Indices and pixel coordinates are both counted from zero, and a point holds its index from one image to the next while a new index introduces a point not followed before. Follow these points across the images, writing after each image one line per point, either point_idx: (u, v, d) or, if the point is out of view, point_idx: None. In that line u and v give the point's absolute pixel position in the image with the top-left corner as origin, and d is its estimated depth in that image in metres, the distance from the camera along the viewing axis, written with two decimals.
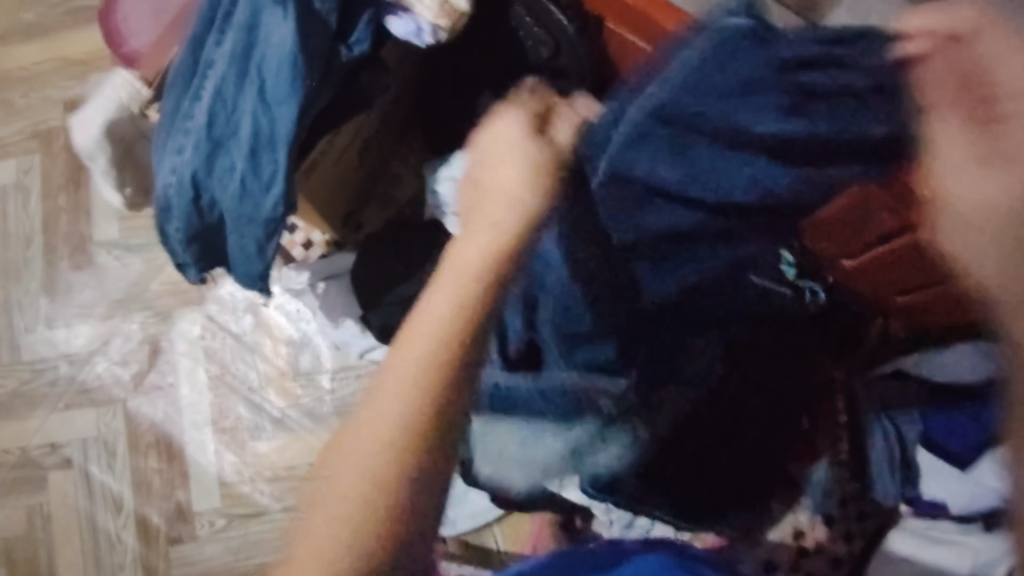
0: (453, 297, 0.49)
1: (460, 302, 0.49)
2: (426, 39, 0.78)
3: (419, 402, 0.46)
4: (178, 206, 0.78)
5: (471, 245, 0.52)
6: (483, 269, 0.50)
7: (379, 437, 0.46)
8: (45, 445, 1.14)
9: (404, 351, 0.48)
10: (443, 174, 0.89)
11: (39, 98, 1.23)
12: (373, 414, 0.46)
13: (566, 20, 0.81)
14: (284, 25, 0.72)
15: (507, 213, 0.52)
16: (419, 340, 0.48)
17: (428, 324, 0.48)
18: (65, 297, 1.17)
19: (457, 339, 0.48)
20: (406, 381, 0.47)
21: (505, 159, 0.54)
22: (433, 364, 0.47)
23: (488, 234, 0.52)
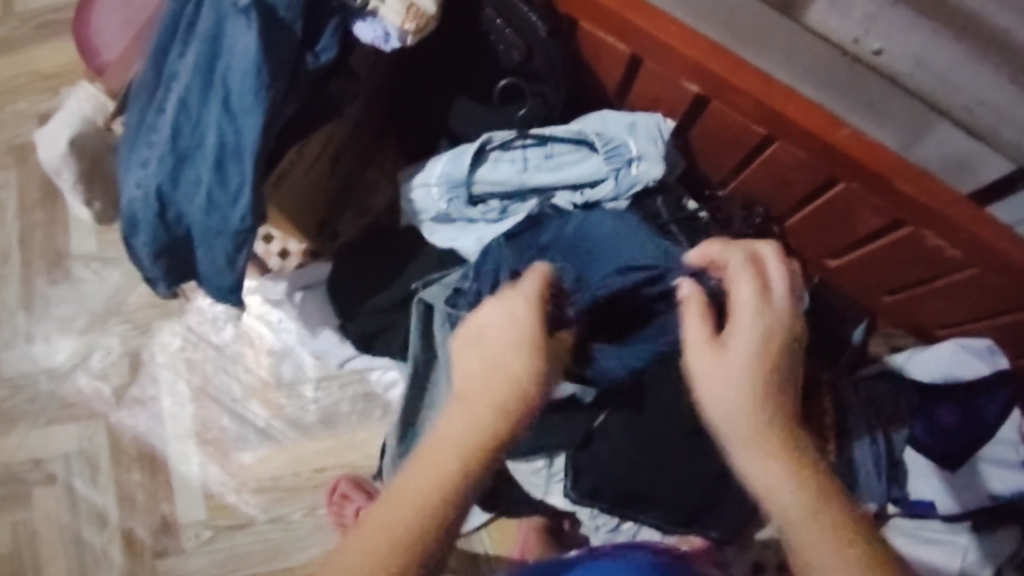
0: (489, 409, 0.57)
1: (454, 471, 0.54)
2: (393, 42, 0.76)
3: (442, 497, 0.54)
4: (143, 219, 0.76)
5: (502, 366, 0.59)
6: (474, 439, 0.56)
7: (408, 527, 0.53)
8: (27, 461, 1.12)
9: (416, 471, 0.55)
10: (416, 180, 0.86)
11: (11, 110, 1.21)
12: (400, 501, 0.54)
13: (537, 20, 0.78)
14: (248, 33, 0.70)
15: (508, 389, 0.58)
16: (449, 449, 0.55)
17: (417, 484, 0.54)
18: (42, 311, 1.16)
19: (442, 500, 0.54)
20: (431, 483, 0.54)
21: (507, 323, 0.61)
22: (414, 517, 0.53)
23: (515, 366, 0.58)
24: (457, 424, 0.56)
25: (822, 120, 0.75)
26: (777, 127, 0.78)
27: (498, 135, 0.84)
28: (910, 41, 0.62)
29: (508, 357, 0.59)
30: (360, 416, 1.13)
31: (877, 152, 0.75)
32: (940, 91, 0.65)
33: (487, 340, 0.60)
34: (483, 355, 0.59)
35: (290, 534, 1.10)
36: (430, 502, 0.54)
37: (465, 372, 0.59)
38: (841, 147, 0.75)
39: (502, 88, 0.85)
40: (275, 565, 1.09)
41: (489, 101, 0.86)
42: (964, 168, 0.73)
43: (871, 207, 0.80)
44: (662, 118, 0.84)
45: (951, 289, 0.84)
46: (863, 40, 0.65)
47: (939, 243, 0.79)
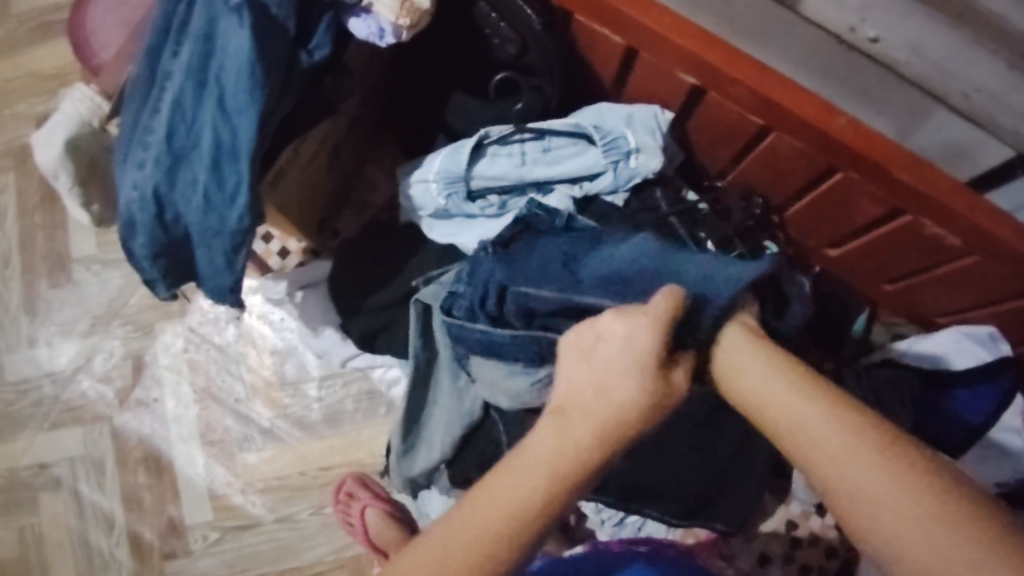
0: (592, 429, 0.53)
1: (550, 483, 0.51)
2: (389, 38, 0.75)
3: (530, 514, 0.51)
4: (141, 221, 0.76)
5: (619, 390, 0.55)
6: (573, 456, 0.52)
7: (486, 536, 0.50)
8: (33, 465, 1.13)
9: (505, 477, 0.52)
10: (415, 177, 0.86)
11: (9, 114, 1.21)
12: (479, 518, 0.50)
13: (533, 13, 0.78)
14: (241, 32, 0.70)
15: (612, 412, 0.54)
16: (537, 469, 0.52)
17: (505, 489, 0.51)
18: (45, 315, 1.16)
19: (530, 513, 0.51)
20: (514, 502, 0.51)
21: (616, 338, 0.58)
22: (504, 523, 0.50)
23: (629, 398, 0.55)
24: (558, 439, 0.53)
25: (819, 109, 0.75)
26: (776, 117, 0.77)
27: (495, 129, 0.83)
28: (905, 30, 0.62)
29: (619, 382, 0.55)
30: (364, 414, 1.13)
31: (875, 141, 0.75)
32: (936, 78, 0.64)
33: (599, 359, 0.57)
34: (597, 368, 0.57)
35: (297, 533, 1.10)
36: (510, 525, 0.50)
37: (581, 381, 0.57)
38: (839, 135, 0.75)
39: (498, 84, 0.84)
40: (283, 564, 1.09)
41: (485, 96, 0.86)
42: (962, 154, 0.72)
43: (871, 195, 0.80)
44: (659, 110, 0.84)
45: (953, 276, 0.84)
46: (860, 28, 0.64)
47: (939, 231, 0.79)
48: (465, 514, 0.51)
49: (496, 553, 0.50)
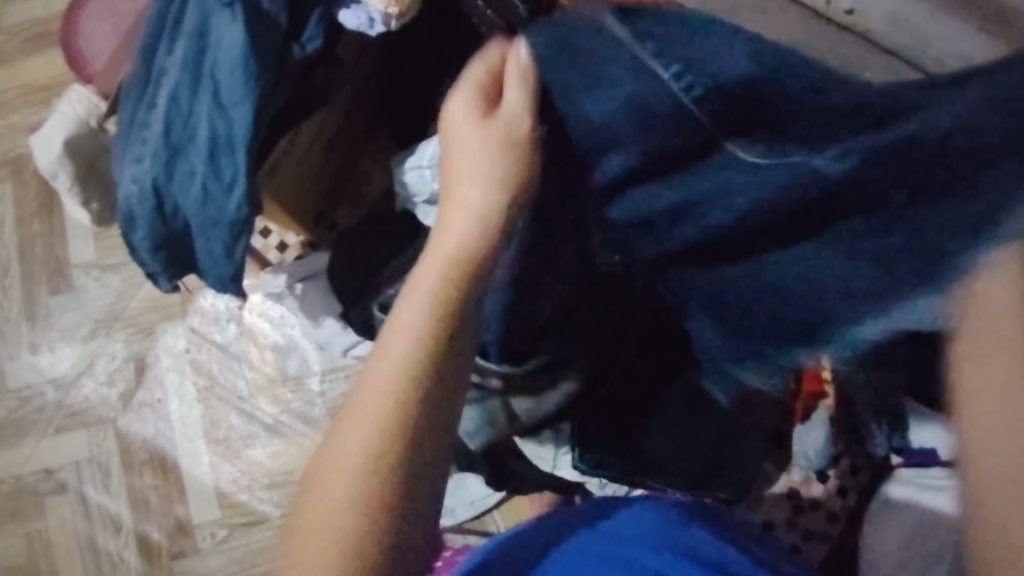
0: (448, 262, 0.55)
1: (426, 331, 0.52)
2: (378, 28, 0.74)
3: (414, 370, 0.51)
4: (141, 214, 0.77)
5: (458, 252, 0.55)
6: (434, 297, 0.53)
7: (377, 423, 0.49)
8: (39, 471, 1.13)
9: (391, 345, 0.52)
10: (409, 164, 0.86)
11: (5, 126, 1.22)
12: (362, 411, 0.50)
13: None
14: (233, 26, 0.71)
15: (476, 222, 0.56)
16: (397, 354, 0.52)
17: (398, 347, 0.52)
18: (46, 322, 1.17)
19: (421, 366, 0.51)
20: (376, 423, 0.49)
21: (472, 171, 0.58)
22: (405, 379, 0.50)
23: (465, 242, 0.56)
24: (422, 280, 0.55)
25: None
26: None
27: None
28: None
29: (469, 190, 0.58)
30: None
31: None
32: None
33: (463, 169, 0.58)
34: (465, 197, 0.57)
35: None
36: (396, 412, 0.50)
37: (439, 233, 0.58)
38: None
39: None
40: None
41: None
42: None
43: None
44: None
45: None
46: None
47: None
48: (358, 406, 0.51)
49: (397, 412, 0.50)
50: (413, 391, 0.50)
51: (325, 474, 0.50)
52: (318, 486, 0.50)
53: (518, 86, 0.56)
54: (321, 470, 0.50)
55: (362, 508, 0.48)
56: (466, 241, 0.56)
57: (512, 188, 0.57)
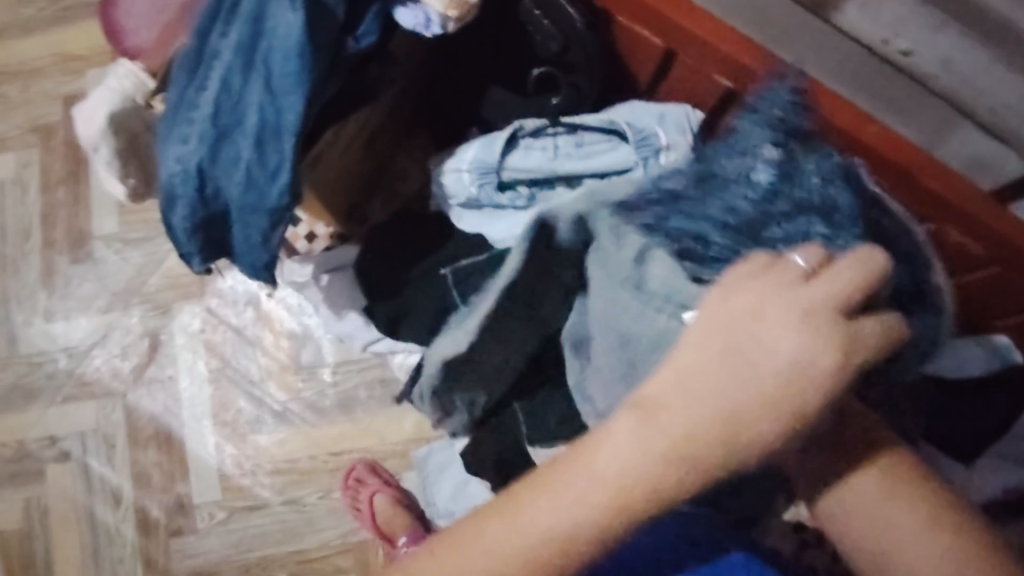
0: (711, 411, 0.48)
1: (648, 491, 0.48)
2: (434, 29, 0.76)
3: (624, 505, 0.49)
4: (182, 194, 0.77)
5: (809, 359, 0.47)
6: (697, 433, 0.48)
7: (542, 544, 0.50)
8: (43, 438, 1.13)
9: (585, 471, 0.50)
10: (447, 166, 0.86)
11: (37, 91, 1.22)
12: (600, 474, 0.49)
13: (576, 14, 0.82)
14: (291, 15, 0.71)
15: (747, 402, 0.47)
16: (581, 492, 0.49)
17: (609, 462, 0.49)
18: (63, 290, 1.17)
19: (611, 511, 0.49)
20: (544, 543, 0.50)
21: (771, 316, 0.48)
22: (598, 516, 0.49)
23: (757, 386, 0.47)
24: (693, 406, 0.48)
25: (851, 115, 0.76)
26: None
27: (528, 124, 0.85)
28: (938, 43, 0.75)
29: (778, 343, 0.47)
30: (378, 402, 1.13)
31: (902, 146, 0.76)
32: (966, 93, 0.76)
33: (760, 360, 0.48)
34: (747, 378, 0.48)
35: (303, 517, 1.10)
36: (596, 528, 0.49)
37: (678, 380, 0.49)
38: (870, 143, 0.76)
39: (538, 78, 0.87)
40: (289, 547, 1.10)
41: (523, 90, 0.88)
42: (980, 166, 0.78)
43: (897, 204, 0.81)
44: (689, 109, 0.85)
45: (971, 291, 0.85)
46: (892, 41, 0.76)
47: (962, 242, 0.78)
48: (518, 531, 0.50)
49: (588, 532, 0.49)
50: (591, 532, 0.49)
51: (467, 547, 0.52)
52: (467, 544, 0.52)
53: (790, 339, 0.47)
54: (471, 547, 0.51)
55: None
56: (775, 383, 0.47)
57: (791, 373, 0.47)
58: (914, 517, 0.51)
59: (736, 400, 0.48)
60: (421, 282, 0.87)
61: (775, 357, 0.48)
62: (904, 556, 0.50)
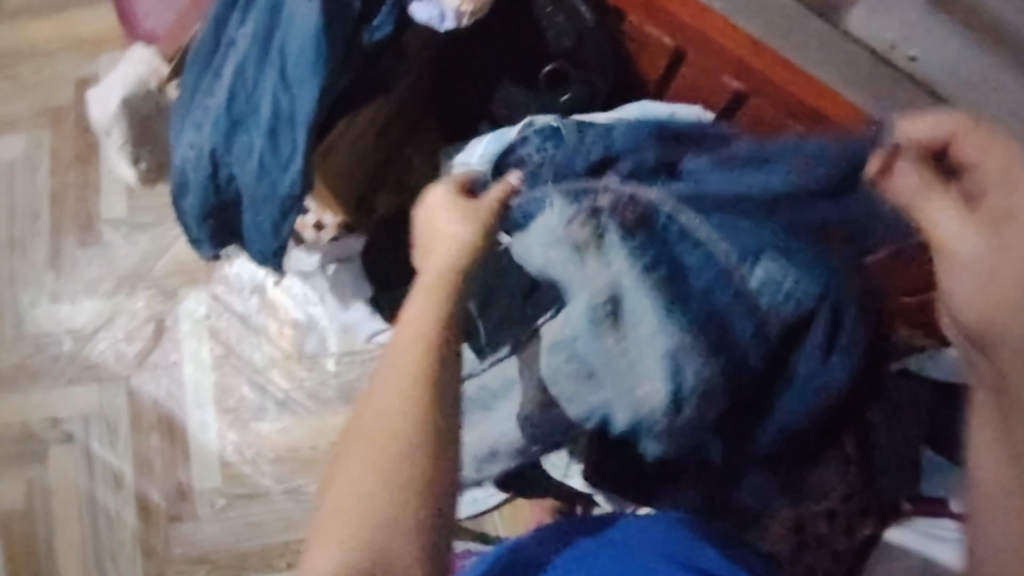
0: (421, 337, 0.58)
1: (404, 408, 0.55)
2: (449, 24, 0.77)
3: (389, 447, 0.54)
4: (195, 180, 0.78)
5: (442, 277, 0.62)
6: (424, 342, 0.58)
7: (389, 448, 0.54)
8: (47, 420, 1.14)
9: (383, 382, 0.57)
10: (456, 160, 0.88)
11: (49, 74, 1.23)
12: (378, 409, 0.56)
13: (586, 10, 0.84)
14: (309, 7, 0.73)
15: (428, 298, 0.60)
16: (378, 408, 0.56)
17: (384, 395, 0.56)
18: (70, 273, 1.18)
19: (408, 418, 0.55)
20: (377, 454, 0.54)
21: (439, 251, 0.64)
22: (391, 429, 0.55)
23: (426, 310, 0.60)
24: (406, 337, 0.59)
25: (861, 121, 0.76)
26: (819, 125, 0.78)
27: (540, 121, 0.85)
28: (939, 50, 0.77)
29: (428, 269, 0.63)
30: None
31: None
32: (971, 95, 0.77)
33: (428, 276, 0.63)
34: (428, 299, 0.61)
35: (303, 506, 1.11)
36: (394, 446, 0.54)
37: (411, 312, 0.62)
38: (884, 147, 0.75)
39: (549, 74, 0.86)
40: (288, 536, 1.10)
41: (534, 85, 0.87)
42: None
43: None
44: (699, 112, 0.86)
45: None
46: (900, 46, 0.78)
47: None
48: (355, 450, 0.55)
49: (393, 458, 0.54)
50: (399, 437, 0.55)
51: (347, 468, 0.55)
52: (340, 476, 0.55)
53: (441, 257, 0.64)
54: (346, 466, 0.56)
55: (371, 525, 0.53)
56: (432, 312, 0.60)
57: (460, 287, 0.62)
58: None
59: (411, 335, 0.58)
60: None
61: (425, 278, 0.63)
62: (994, 510, 0.58)
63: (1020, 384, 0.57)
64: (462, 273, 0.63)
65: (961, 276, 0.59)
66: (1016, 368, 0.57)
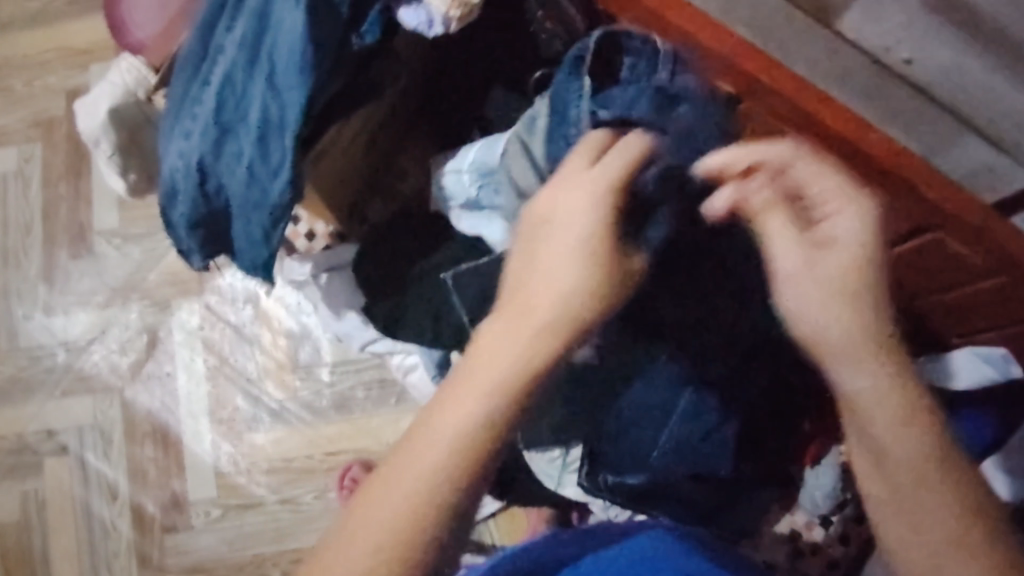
0: (508, 361, 0.51)
1: (477, 436, 0.49)
2: (437, 29, 0.73)
3: (454, 477, 0.49)
4: (184, 189, 0.78)
5: (579, 289, 0.53)
6: (515, 369, 0.51)
7: (437, 479, 0.48)
8: (41, 432, 1.13)
9: (454, 404, 0.50)
10: (448, 167, 0.86)
11: (41, 86, 1.23)
12: (440, 433, 0.49)
13: (575, 14, 0.81)
14: (295, 13, 0.72)
15: (560, 316, 0.53)
16: (449, 429, 0.49)
17: (455, 418, 0.49)
18: (63, 285, 1.17)
19: (472, 453, 0.49)
20: (419, 482, 0.48)
21: (566, 240, 0.55)
22: (458, 461, 0.49)
23: (540, 327, 0.52)
24: (491, 354, 0.51)
25: (854, 125, 0.75)
26: (810, 129, 0.77)
27: None
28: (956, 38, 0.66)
29: (559, 273, 0.54)
30: (375, 402, 1.12)
31: (904, 156, 0.75)
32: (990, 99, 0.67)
33: (552, 275, 0.54)
34: (539, 305, 0.53)
35: (298, 517, 1.10)
36: (450, 477, 0.48)
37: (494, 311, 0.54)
38: (870, 150, 0.75)
39: (538, 80, 0.84)
40: (283, 546, 1.09)
41: (524, 91, 0.87)
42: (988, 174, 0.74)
43: (897, 212, 0.80)
44: None
45: (971, 296, 0.85)
46: (899, 44, 0.67)
47: (961, 250, 0.80)
48: (406, 463, 0.49)
49: (447, 488, 0.48)
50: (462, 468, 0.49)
51: (385, 484, 0.49)
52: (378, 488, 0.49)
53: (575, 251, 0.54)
54: (385, 481, 0.49)
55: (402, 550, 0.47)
56: (533, 332, 0.52)
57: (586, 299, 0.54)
58: (886, 424, 0.53)
59: (511, 355, 0.51)
60: (424, 278, 0.88)
61: (540, 284, 0.54)
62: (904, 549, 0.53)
63: (889, 432, 0.53)
64: (588, 290, 0.54)
65: (835, 307, 0.53)
66: (881, 407, 0.53)
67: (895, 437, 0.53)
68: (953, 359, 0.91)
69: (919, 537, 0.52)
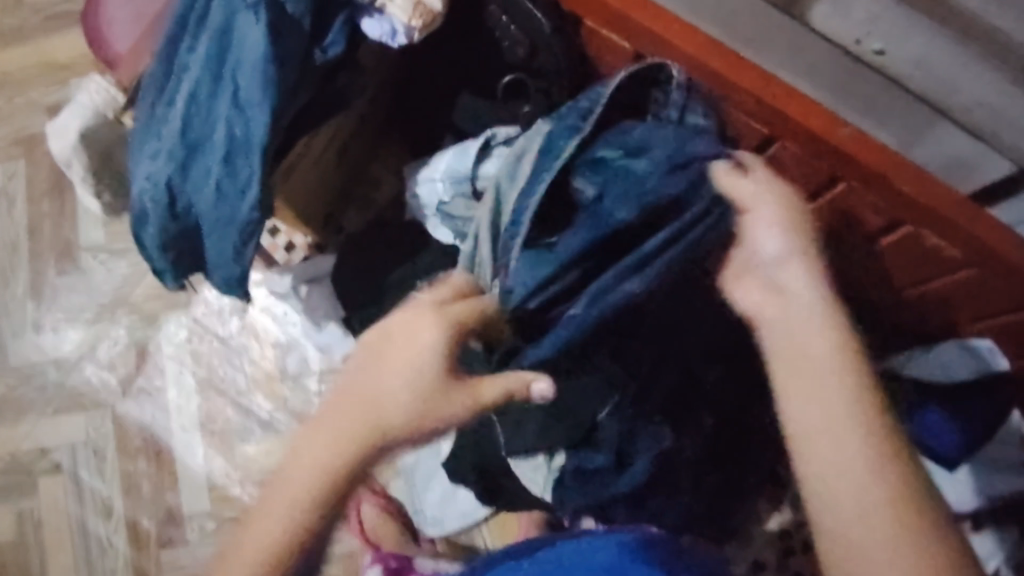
0: (347, 436, 0.60)
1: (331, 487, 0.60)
2: (400, 40, 0.75)
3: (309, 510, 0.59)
4: (153, 211, 0.77)
5: (418, 389, 0.61)
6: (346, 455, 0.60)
7: (300, 511, 0.59)
8: (34, 450, 1.14)
9: (312, 461, 0.60)
10: (422, 175, 0.85)
11: (22, 103, 1.23)
12: (299, 482, 0.59)
13: (542, 18, 0.79)
14: (255, 28, 0.71)
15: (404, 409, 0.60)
16: (309, 478, 0.59)
17: (316, 468, 0.60)
18: (51, 302, 1.18)
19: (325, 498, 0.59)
20: (303, 503, 0.59)
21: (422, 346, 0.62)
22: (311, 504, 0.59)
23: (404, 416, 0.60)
24: (332, 426, 0.61)
25: (824, 121, 0.74)
26: (780, 126, 0.76)
27: (502, 132, 0.82)
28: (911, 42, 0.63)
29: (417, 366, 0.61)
30: None
31: (877, 150, 0.74)
32: (943, 91, 0.66)
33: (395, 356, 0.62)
34: (387, 397, 0.61)
35: None
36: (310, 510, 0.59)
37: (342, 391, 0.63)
38: (840, 145, 0.74)
39: (508, 85, 0.85)
40: None
41: (493, 96, 0.87)
42: (962, 168, 0.73)
43: (873, 206, 0.78)
44: None
45: (948, 291, 0.84)
46: (865, 40, 0.65)
47: (940, 243, 0.77)
48: (285, 486, 0.60)
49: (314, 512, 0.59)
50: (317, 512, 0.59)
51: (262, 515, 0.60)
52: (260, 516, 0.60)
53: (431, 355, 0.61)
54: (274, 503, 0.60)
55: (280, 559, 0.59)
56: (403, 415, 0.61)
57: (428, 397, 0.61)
58: (854, 476, 0.54)
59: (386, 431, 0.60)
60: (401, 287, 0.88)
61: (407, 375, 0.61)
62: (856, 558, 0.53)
63: (832, 455, 0.56)
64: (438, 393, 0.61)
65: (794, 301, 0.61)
66: (808, 419, 0.57)
67: (844, 452, 0.55)
68: (944, 353, 0.90)
69: (876, 547, 0.53)
